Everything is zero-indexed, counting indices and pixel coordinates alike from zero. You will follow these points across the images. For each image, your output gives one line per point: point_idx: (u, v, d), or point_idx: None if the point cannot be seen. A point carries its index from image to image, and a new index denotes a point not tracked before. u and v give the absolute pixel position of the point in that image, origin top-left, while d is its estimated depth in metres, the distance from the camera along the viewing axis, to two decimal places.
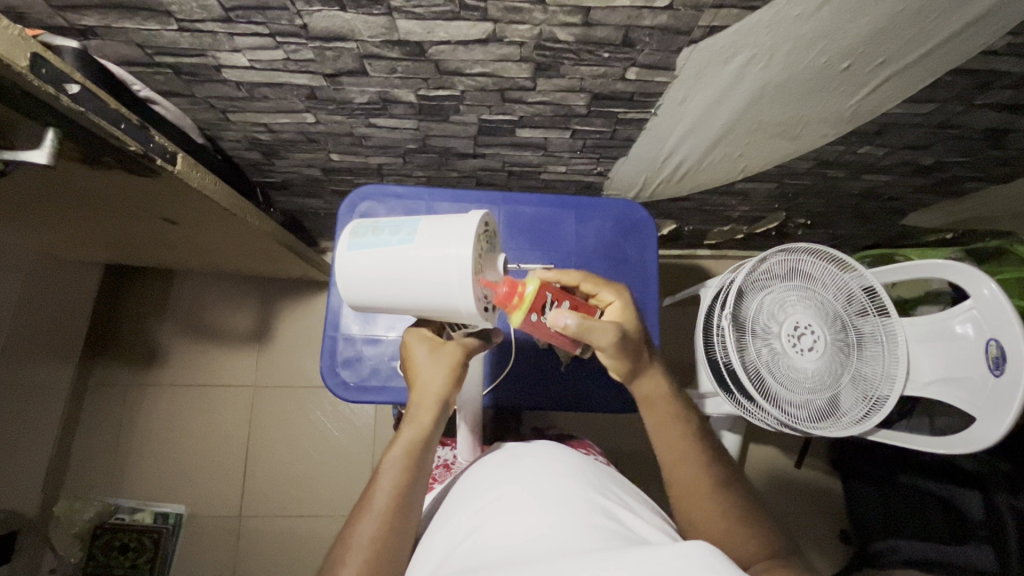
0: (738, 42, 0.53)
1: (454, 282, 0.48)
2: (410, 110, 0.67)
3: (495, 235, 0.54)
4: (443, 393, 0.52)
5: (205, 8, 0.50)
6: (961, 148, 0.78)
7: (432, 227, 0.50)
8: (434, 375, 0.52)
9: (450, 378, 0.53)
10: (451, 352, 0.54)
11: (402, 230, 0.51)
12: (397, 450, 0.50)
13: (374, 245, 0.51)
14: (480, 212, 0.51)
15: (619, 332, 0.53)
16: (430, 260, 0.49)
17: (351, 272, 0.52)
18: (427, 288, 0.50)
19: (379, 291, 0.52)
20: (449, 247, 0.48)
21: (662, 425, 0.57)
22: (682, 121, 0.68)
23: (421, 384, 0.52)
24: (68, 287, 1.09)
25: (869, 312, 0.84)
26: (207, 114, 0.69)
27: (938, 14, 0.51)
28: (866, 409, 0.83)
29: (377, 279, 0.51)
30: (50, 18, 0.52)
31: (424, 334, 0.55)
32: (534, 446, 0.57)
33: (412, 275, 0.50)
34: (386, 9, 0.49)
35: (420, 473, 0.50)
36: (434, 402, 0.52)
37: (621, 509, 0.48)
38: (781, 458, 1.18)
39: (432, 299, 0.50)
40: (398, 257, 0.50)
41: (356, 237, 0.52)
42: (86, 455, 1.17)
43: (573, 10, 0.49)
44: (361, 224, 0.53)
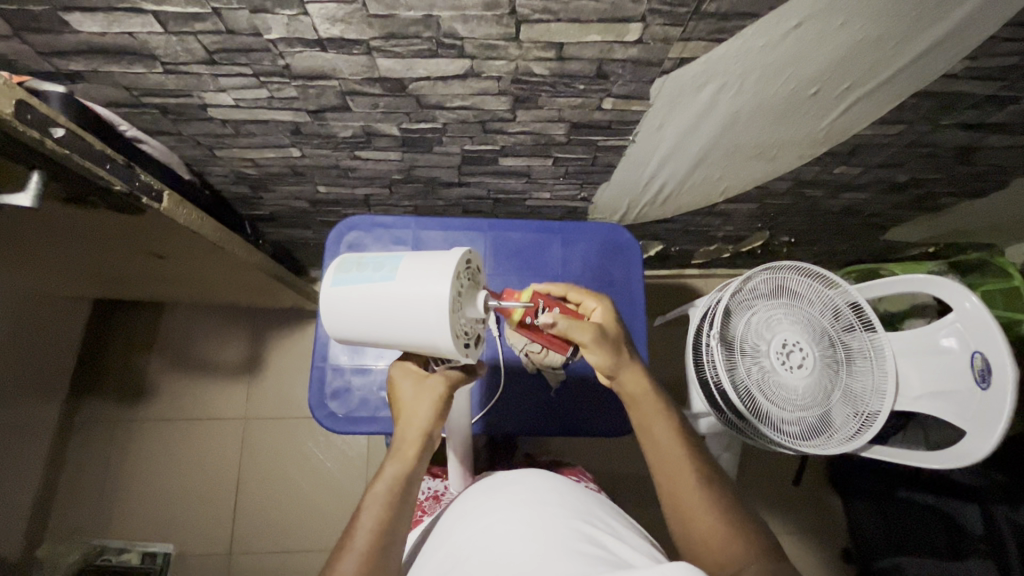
0: (707, 72, 0.55)
1: (432, 318, 0.48)
2: (394, 143, 0.69)
3: (477, 271, 0.54)
4: (427, 425, 0.52)
5: (190, 52, 0.51)
6: (934, 166, 0.80)
7: (412, 265, 0.51)
8: (419, 407, 0.53)
9: (435, 411, 0.53)
10: (435, 383, 0.54)
11: (384, 267, 0.51)
12: (380, 485, 0.50)
13: (356, 281, 0.52)
14: (461, 250, 0.51)
15: (597, 330, 0.56)
16: (410, 296, 0.49)
17: (334, 308, 0.52)
18: (408, 324, 0.50)
19: (362, 325, 0.52)
20: (428, 284, 0.49)
21: (647, 424, 0.57)
22: (661, 147, 0.70)
23: (405, 417, 0.53)
24: (54, 324, 1.08)
25: (856, 327, 0.85)
26: (194, 151, 0.70)
27: (896, 41, 0.53)
28: (858, 425, 0.83)
29: (361, 314, 0.52)
30: (37, 64, 0.53)
31: (409, 367, 0.55)
32: (521, 472, 0.57)
33: (392, 311, 0.50)
34: (366, 49, 0.51)
35: (403, 508, 0.50)
36: (418, 436, 0.52)
37: (608, 536, 0.47)
38: (779, 477, 1.17)
39: (412, 335, 0.51)
40: (378, 293, 0.50)
41: (341, 272, 0.53)
42: (72, 495, 1.15)
43: (547, 46, 0.51)
44: (346, 259, 0.54)
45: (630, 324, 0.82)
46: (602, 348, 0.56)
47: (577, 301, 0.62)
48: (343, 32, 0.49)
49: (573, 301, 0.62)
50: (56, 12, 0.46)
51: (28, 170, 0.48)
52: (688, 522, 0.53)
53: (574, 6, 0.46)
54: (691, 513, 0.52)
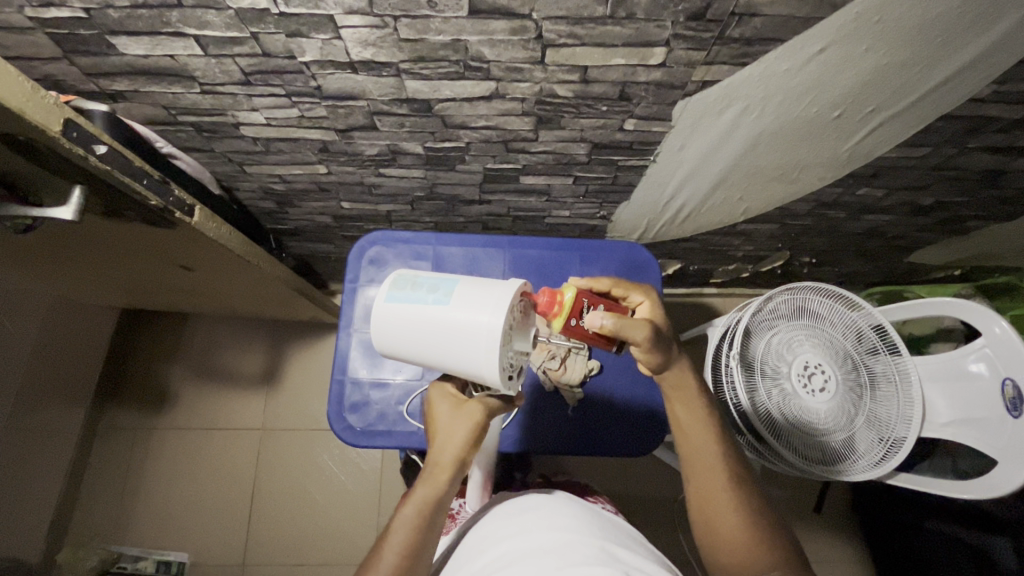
0: (729, 95, 0.55)
1: (481, 347, 0.49)
2: (418, 161, 0.70)
3: (529, 304, 0.54)
4: (460, 451, 0.52)
5: (227, 73, 0.53)
6: (960, 189, 0.79)
7: (467, 291, 0.51)
8: (454, 433, 0.53)
9: (471, 438, 0.52)
10: (472, 411, 0.54)
11: (439, 290, 0.52)
12: (409, 507, 0.50)
13: (410, 300, 0.52)
14: (516, 283, 0.51)
15: (651, 328, 0.53)
16: (464, 323, 0.49)
17: (385, 323, 0.53)
18: (457, 350, 0.50)
19: (410, 343, 0.53)
20: (483, 314, 0.49)
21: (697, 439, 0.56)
22: (682, 166, 0.70)
23: (440, 442, 0.53)
24: (83, 331, 1.12)
25: (880, 351, 0.83)
26: (225, 166, 0.72)
27: (920, 67, 0.53)
28: (883, 452, 0.80)
29: (411, 333, 0.52)
30: (83, 84, 0.55)
31: (448, 391, 0.56)
32: (541, 497, 0.57)
33: (444, 335, 0.51)
34: (394, 71, 0.52)
35: (429, 532, 0.50)
36: (450, 462, 0.52)
37: (629, 562, 0.46)
38: (800, 502, 1.15)
39: (459, 360, 0.51)
40: (431, 316, 0.51)
41: (395, 288, 0.54)
42: (93, 501, 1.17)
43: (571, 69, 0.52)
44: (401, 276, 0.55)
45: None
46: (655, 347, 0.54)
47: (622, 296, 0.61)
48: (373, 56, 0.50)
49: (617, 295, 0.62)
50: (104, 36, 0.48)
51: (71, 185, 0.50)
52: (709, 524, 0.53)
53: (600, 31, 0.47)
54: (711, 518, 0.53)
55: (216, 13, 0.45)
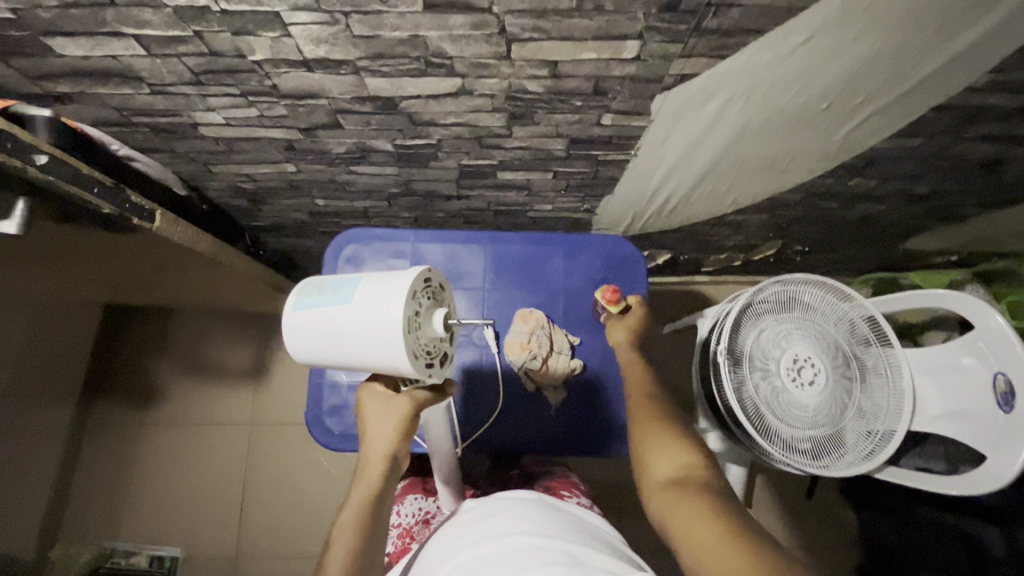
0: (711, 88, 0.52)
1: (385, 340, 0.46)
2: (390, 158, 0.67)
3: (439, 289, 0.51)
4: (391, 446, 0.51)
5: (175, 73, 0.50)
6: (956, 177, 0.76)
7: (369, 285, 0.48)
8: (383, 430, 0.51)
9: (400, 432, 0.51)
10: (401, 404, 0.52)
11: (342, 289, 0.49)
12: (347, 514, 0.48)
13: (316, 305, 0.50)
14: (419, 268, 0.48)
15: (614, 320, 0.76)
16: (365, 319, 0.47)
17: (294, 333, 0.50)
18: (364, 348, 0.47)
19: (321, 349, 0.50)
20: (382, 305, 0.46)
21: (643, 423, 0.61)
22: (665, 160, 0.67)
23: (369, 440, 0.52)
24: (68, 330, 1.10)
25: (871, 343, 0.82)
26: (189, 166, 0.69)
27: (913, 56, 0.49)
28: (870, 446, 0.80)
29: (319, 339, 0.50)
30: (25, 88, 0.52)
31: (377, 389, 0.53)
32: (502, 499, 0.55)
33: (350, 335, 0.48)
34: (353, 69, 0.49)
35: (374, 534, 0.48)
36: (381, 459, 0.51)
37: (592, 564, 0.45)
38: (788, 490, 1.16)
39: (368, 358, 0.48)
40: (337, 317, 0.48)
41: (302, 296, 0.51)
42: (84, 497, 1.17)
43: (541, 64, 0.49)
44: (309, 282, 0.52)
45: None
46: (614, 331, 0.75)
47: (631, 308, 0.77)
48: (328, 53, 0.47)
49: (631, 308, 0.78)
50: (38, 37, 0.45)
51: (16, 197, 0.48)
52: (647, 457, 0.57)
53: (567, 24, 0.44)
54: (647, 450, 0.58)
55: (153, 11, 0.42)
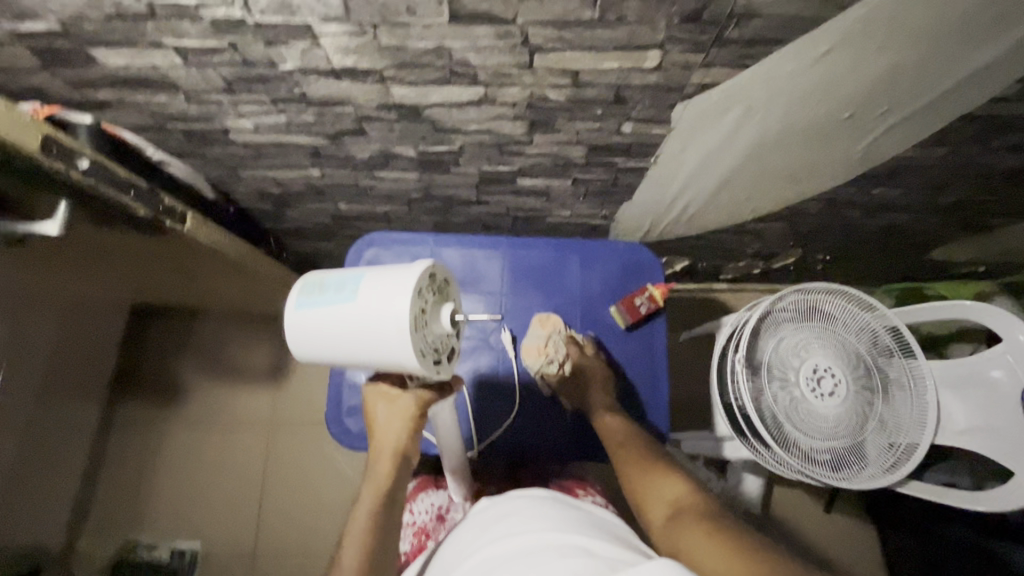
0: (732, 97, 0.52)
1: (392, 338, 0.47)
2: (412, 164, 0.69)
3: (444, 283, 0.52)
4: (397, 446, 0.54)
5: (209, 82, 0.52)
6: (983, 187, 0.75)
7: (373, 283, 0.49)
8: (391, 429, 0.54)
9: (406, 431, 0.53)
10: (406, 405, 0.52)
11: (345, 287, 0.50)
12: (360, 507, 0.53)
13: (320, 304, 0.51)
14: (423, 263, 0.49)
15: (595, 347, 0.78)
16: (371, 317, 0.48)
17: (299, 331, 0.52)
18: (369, 345, 0.48)
19: (326, 347, 0.51)
20: (388, 303, 0.47)
21: (630, 468, 0.65)
22: (684, 168, 0.67)
23: (378, 438, 0.54)
24: (98, 327, 1.14)
25: (895, 353, 0.81)
26: (218, 171, 0.71)
27: (938, 66, 0.49)
28: (893, 458, 0.79)
29: (323, 337, 0.51)
30: (68, 95, 0.54)
31: (382, 388, 0.54)
32: (518, 498, 0.56)
33: (356, 334, 0.49)
34: (379, 78, 0.50)
35: (386, 526, 0.52)
36: (389, 458, 0.54)
37: (611, 557, 0.45)
38: (807, 502, 1.14)
39: (375, 355, 0.49)
40: (342, 315, 0.49)
41: (304, 295, 0.52)
42: (108, 490, 1.20)
43: (562, 73, 0.49)
44: (310, 281, 0.53)
45: (649, 345, 0.80)
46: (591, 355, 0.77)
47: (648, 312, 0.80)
48: (356, 63, 0.48)
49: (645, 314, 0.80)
50: (82, 48, 0.47)
51: (57, 198, 0.50)
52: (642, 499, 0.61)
53: (589, 34, 0.44)
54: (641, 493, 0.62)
55: (191, 23, 0.44)
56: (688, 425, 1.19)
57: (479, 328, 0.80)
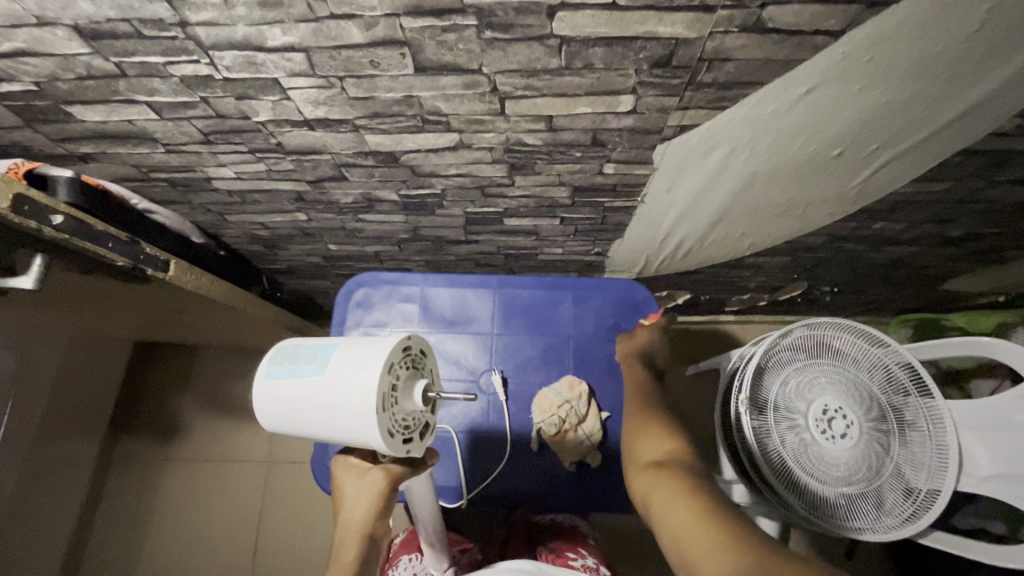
0: (713, 137, 0.51)
1: (360, 415, 0.43)
2: (396, 207, 0.68)
3: (419, 356, 0.47)
4: (366, 525, 0.49)
5: (186, 134, 0.52)
6: (992, 220, 0.71)
7: (345, 355, 0.45)
8: (358, 507, 0.49)
9: (375, 510, 0.49)
10: (375, 479, 0.49)
11: (316, 359, 0.47)
12: None
13: (290, 376, 0.47)
14: (396, 336, 0.45)
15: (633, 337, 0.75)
16: (340, 392, 0.44)
17: (268, 405, 0.48)
18: (337, 422, 0.44)
19: (295, 422, 0.47)
20: (357, 378, 0.43)
21: (629, 427, 0.65)
22: (674, 206, 0.65)
23: (346, 515, 0.50)
24: (100, 366, 1.14)
25: (912, 393, 0.75)
26: (206, 216, 0.72)
27: (927, 104, 0.47)
28: (913, 509, 0.73)
29: (291, 411, 0.47)
30: (51, 149, 0.55)
31: (351, 462, 0.51)
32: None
33: (325, 409, 0.45)
34: (352, 127, 0.50)
35: None
36: (357, 539, 0.50)
37: None
38: (827, 549, 1.07)
39: (344, 433, 0.45)
40: (311, 390, 0.46)
41: (275, 364, 0.49)
42: (106, 531, 1.19)
43: (535, 118, 0.48)
44: (282, 348, 0.50)
45: None
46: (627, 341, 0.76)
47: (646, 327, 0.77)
48: (327, 114, 0.48)
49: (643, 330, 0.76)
50: (60, 106, 0.48)
51: (32, 253, 0.50)
52: (636, 446, 0.62)
53: (558, 81, 0.43)
54: (638, 441, 0.62)
55: (161, 80, 0.44)
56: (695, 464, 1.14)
57: (469, 370, 0.78)
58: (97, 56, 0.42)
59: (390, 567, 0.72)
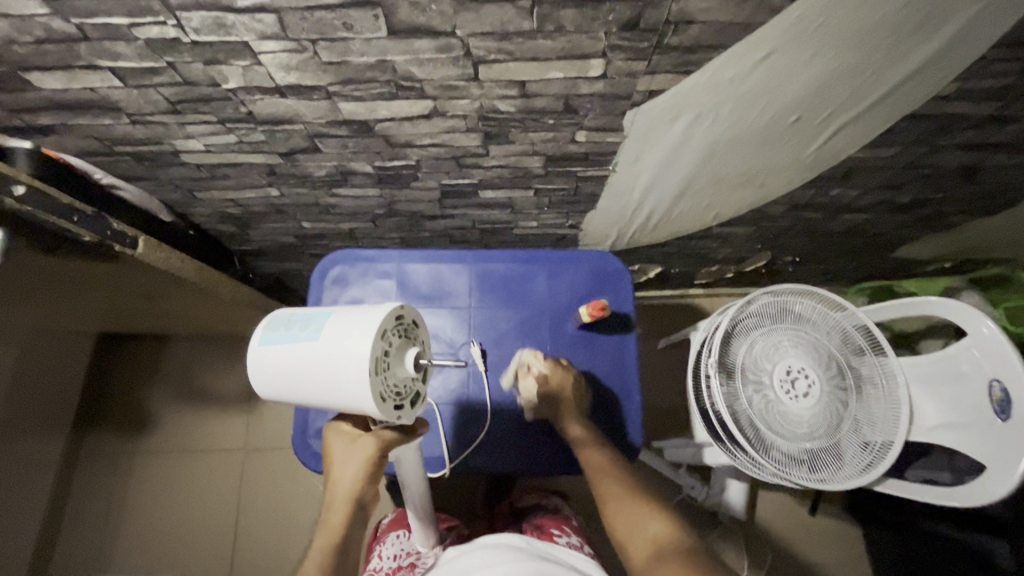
0: (679, 104, 0.53)
1: (350, 380, 0.44)
2: (370, 180, 0.68)
3: (412, 326, 0.48)
4: (355, 490, 0.50)
5: (152, 103, 0.51)
6: (937, 185, 0.76)
7: (338, 322, 0.46)
8: (347, 473, 0.50)
9: (365, 475, 0.50)
10: (365, 446, 0.50)
11: (310, 326, 0.47)
12: (312, 555, 0.50)
13: (284, 341, 0.48)
14: (391, 304, 0.46)
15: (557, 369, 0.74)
16: (331, 357, 0.45)
17: (262, 369, 0.49)
18: (329, 387, 0.45)
19: (288, 387, 0.48)
20: (348, 346, 0.44)
21: (607, 509, 0.61)
22: (643, 176, 0.67)
23: (335, 480, 0.51)
24: (61, 357, 1.11)
25: (866, 352, 0.82)
26: (175, 193, 0.70)
27: (875, 70, 0.50)
28: (869, 459, 0.79)
29: (284, 378, 0.48)
30: (7, 120, 0.53)
31: (344, 428, 0.52)
32: (485, 551, 0.54)
33: (318, 374, 0.46)
34: (325, 94, 0.50)
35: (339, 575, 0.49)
36: (345, 502, 0.51)
37: None
38: (793, 506, 1.13)
39: (335, 398, 0.46)
40: (303, 355, 0.46)
41: (270, 330, 0.49)
42: (77, 526, 1.16)
43: (509, 84, 0.49)
44: (279, 316, 0.51)
45: (621, 354, 0.80)
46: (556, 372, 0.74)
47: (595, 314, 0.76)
48: (299, 80, 0.48)
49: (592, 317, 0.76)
50: (16, 73, 0.46)
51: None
52: (623, 531, 0.59)
53: (530, 45, 0.44)
54: (624, 524, 0.59)
55: (125, 44, 0.43)
56: (669, 431, 1.18)
57: (449, 344, 0.79)
58: (56, 17, 0.41)
59: (378, 544, 0.72)
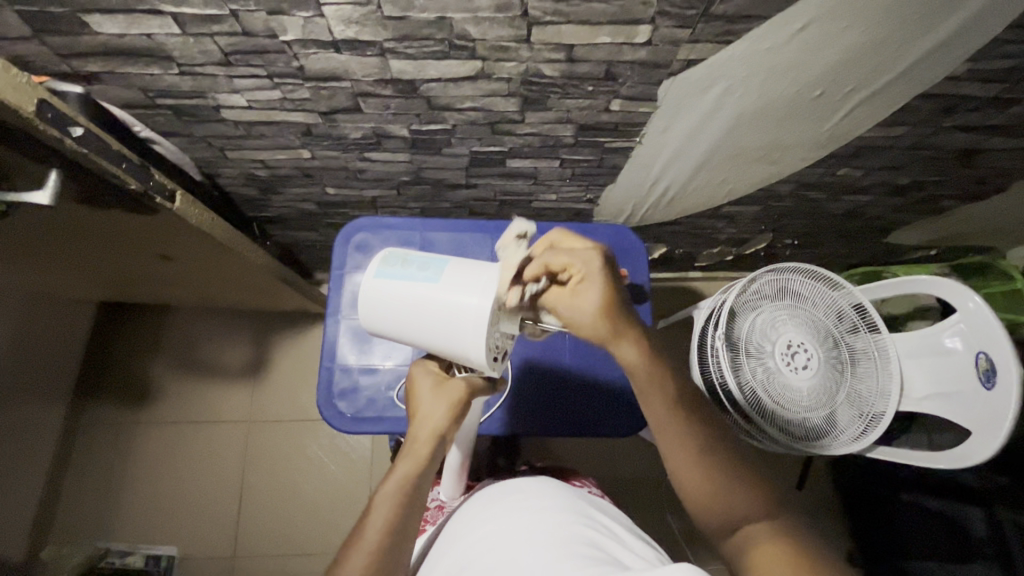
0: (714, 74, 0.56)
1: (467, 327, 0.50)
2: (403, 144, 0.69)
3: None
4: (442, 426, 0.52)
5: (205, 53, 0.52)
6: (935, 168, 0.81)
7: (459, 273, 0.53)
8: (435, 409, 0.52)
9: (453, 414, 0.52)
10: (456, 387, 0.54)
11: (429, 269, 0.54)
12: (390, 484, 0.49)
13: (399, 277, 0.54)
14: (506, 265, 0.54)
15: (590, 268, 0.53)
16: (450, 302, 0.51)
17: (372, 299, 0.54)
18: (442, 327, 0.52)
19: (397, 320, 0.54)
20: (470, 298, 0.51)
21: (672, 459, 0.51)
22: (666, 149, 0.70)
23: (420, 417, 0.52)
24: (63, 324, 1.09)
25: (860, 329, 0.85)
26: (205, 151, 0.71)
27: (897, 45, 0.54)
28: (864, 426, 0.83)
29: (394, 309, 0.54)
30: (55, 65, 0.53)
31: (433, 370, 0.56)
32: (526, 481, 0.59)
33: (431, 314, 0.52)
34: (378, 50, 0.51)
35: (414, 507, 0.49)
36: (430, 438, 0.51)
37: (608, 540, 0.49)
38: None
39: (444, 339, 0.52)
40: (419, 292, 0.52)
41: (385, 265, 0.55)
42: (75, 496, 1.15)
43: (557, 48, 0.52)
44: (393, 253, 0.56)
45: None
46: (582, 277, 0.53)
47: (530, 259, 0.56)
48: (357, 34, 0.49)
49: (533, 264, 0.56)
50: (77, 14, 0.47)
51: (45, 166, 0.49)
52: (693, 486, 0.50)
53: (584, 8, 0.47)
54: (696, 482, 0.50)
55: None
56: None
57: None
58: None
59: None
